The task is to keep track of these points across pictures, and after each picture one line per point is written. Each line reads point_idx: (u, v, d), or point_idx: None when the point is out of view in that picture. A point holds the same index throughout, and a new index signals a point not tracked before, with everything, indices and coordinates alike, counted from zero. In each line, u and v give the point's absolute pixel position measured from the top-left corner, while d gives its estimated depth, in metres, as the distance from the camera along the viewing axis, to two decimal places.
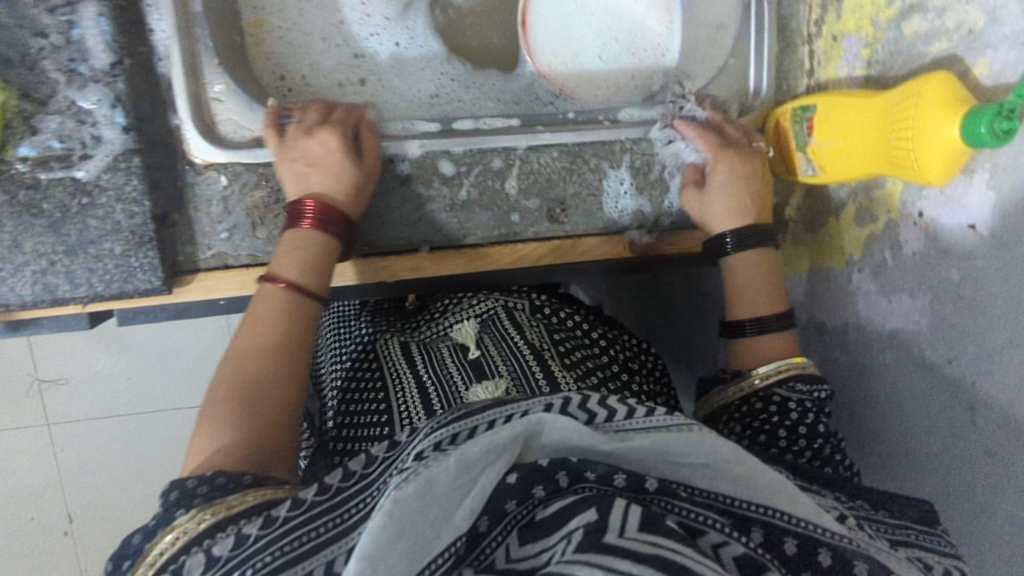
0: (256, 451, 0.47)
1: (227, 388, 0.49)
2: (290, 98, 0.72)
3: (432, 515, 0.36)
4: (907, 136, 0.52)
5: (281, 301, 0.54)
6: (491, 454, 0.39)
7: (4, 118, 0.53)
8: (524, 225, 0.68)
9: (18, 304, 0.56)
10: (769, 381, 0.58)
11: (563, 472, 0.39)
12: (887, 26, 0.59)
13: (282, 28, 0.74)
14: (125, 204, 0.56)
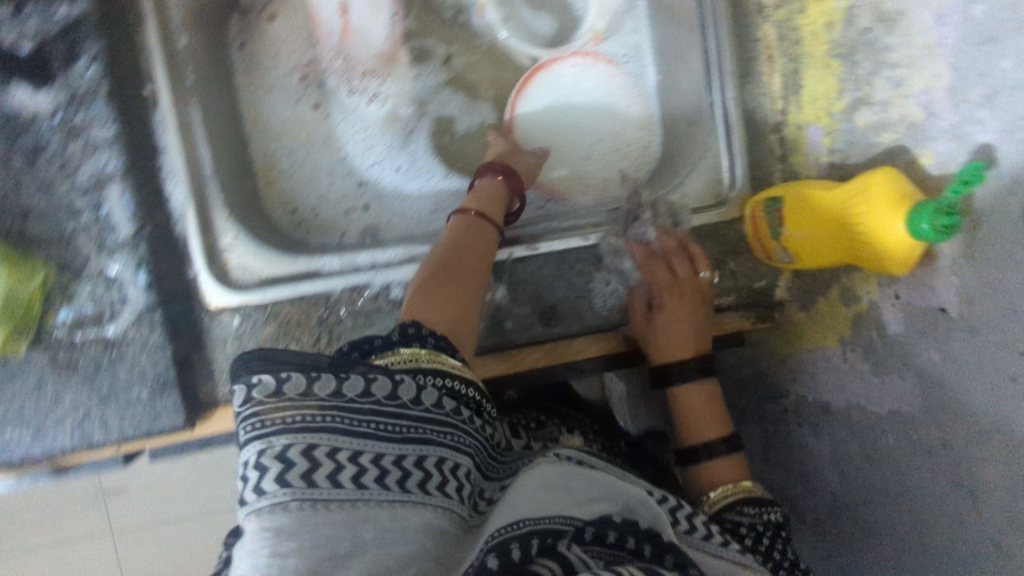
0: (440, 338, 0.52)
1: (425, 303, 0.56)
2: (301, 229, 0.78)
3: (547, 500, 0.42)
4: (864, 231, 0.54)
5: (466, 251, 0.63)
6: (607, 497, 0.44)
7: (44, 291, 0.60)
8: (518, 332, 0.71)
9: (59, 453, 0.62)
10: (719, 506, 0.60)
11: (647, 543, 0.41)
12: (841, 117, 0.63)
13: (292, 169, 0.80)
14: (150, 352, 0.62)
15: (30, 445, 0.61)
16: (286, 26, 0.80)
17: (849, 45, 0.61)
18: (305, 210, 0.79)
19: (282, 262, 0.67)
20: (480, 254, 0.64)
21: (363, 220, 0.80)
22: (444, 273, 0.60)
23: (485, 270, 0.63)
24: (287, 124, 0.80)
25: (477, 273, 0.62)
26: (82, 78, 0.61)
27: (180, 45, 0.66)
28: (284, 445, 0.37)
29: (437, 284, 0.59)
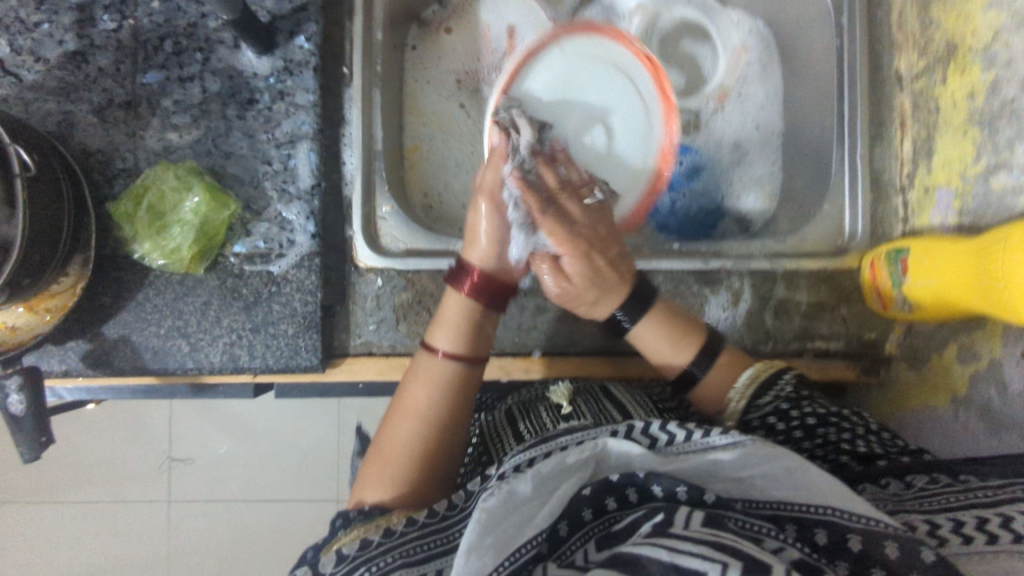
0: (421, 489, 0.59)
1: (394, 448, 0.60)
2: (431, 216, 0.85)
3: (512, 524, 0.44)
4: (997, 276, 0.58)
5: (438, 395, 0.62)
6: (581, 465, 0.48)
7: (230, 223, 0.68)
8: (629, 339, 0.75)
9: (206, 369, 0.68)
10: (746, 399, 0.63)
11: (633, 489, 0.47)
12: (975, 180, 0.66)
13: (432, 154, 0.87)
14: (303, 293, 0.69)
15: (186, 356, 0.68)
16: (461, 40, 0.88)
17: (990, 113, 0.64)
18: (435, 195, 0.86)
19: (426, 237, 0.73)
20: (458, 390, 0.63)
21: None
22: (411, 437, 0.60)
23: (465, 409, 0.63)
24: (444, 116, 0.87)
25: (457, 410, 0.62)
26: (301, 51, 0.70)
27: (377, 37, 0.73)
28: (329, 568, 0.49)
29: (391, 467, 0.59)
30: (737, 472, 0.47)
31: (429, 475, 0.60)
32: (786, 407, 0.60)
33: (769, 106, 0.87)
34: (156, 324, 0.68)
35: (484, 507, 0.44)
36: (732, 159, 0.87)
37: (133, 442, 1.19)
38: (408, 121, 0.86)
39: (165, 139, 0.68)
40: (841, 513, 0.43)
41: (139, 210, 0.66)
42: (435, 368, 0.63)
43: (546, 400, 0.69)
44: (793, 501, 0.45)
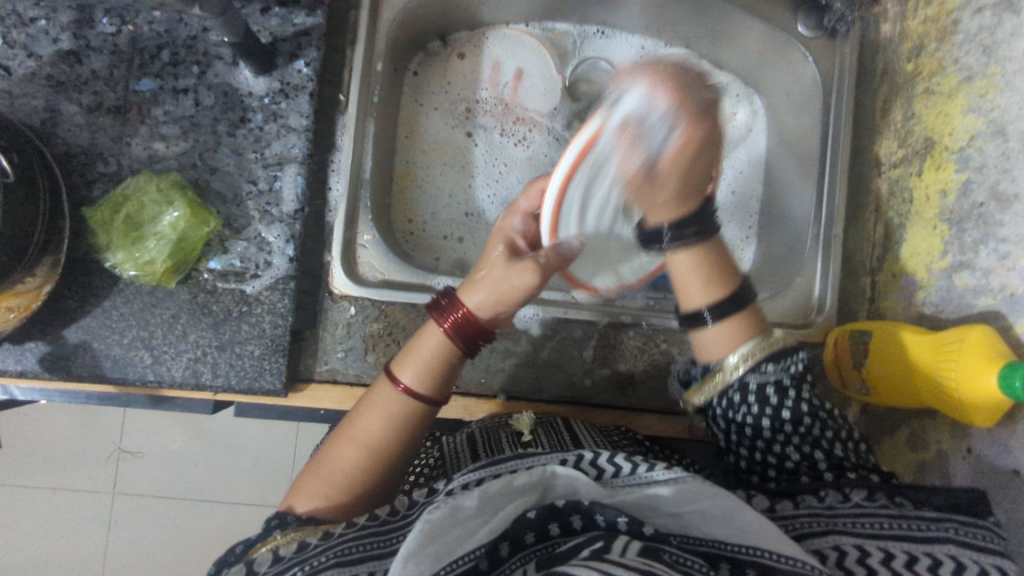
0: (348, 502, 0.57)
1: (327, 463, 0.58)
2: (410, 241, 0.87)
3: (454, 535, 0.42)
4: (951, 373, 0.60)
5: (385, 425, 0.59)
6: (528, 488, 0.46)
7: (207, 239, 0.68)
8: (594, 391, 0.76)
9: (168, 383, 0.67)
10: (740, 373, 0.55)
11: (577, 515, 0.46)
12: (939, 275, 0.69)
13: (424, 179, 0.90)
14: (274, 316, 0.69)
15: (146, 368, 0.67)
16: (468, 65, 0.91)
17: (960, 213, 0.66)
18: (419, 223, 0.88)
19: (404, 270, 0.73)
20: (411, 424, 0.60)
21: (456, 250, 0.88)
22: (352, 461, 0.58)
23: (410, 441, 0.61)
24: (437, 142, 0.90)
25: (407, 441, 0.60)
26: (299, 75, 0.71)
27: (377, 69, 0.74)
28: (263, 568, 0.47)
29: (325, 484, 0.56)
30: (674, 508, 0.47)
31: (359, 497, 0.57)
32: (770, 396, 0.54)
33: (747, 170, 0.89)
34: (121, 332, 0.67)
35: (428, 517, 0.42)
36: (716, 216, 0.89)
37: (82, 434, 1.16)
38: (402, 146, 0.89)
39: (151, 149, 0.68)
40: (768, 555, 0.44)
41: (116, 218, 0.66)
42: (389, 399, 0.60)
43: (506, 427, 0.68)
44: (729, 542, 0.45)
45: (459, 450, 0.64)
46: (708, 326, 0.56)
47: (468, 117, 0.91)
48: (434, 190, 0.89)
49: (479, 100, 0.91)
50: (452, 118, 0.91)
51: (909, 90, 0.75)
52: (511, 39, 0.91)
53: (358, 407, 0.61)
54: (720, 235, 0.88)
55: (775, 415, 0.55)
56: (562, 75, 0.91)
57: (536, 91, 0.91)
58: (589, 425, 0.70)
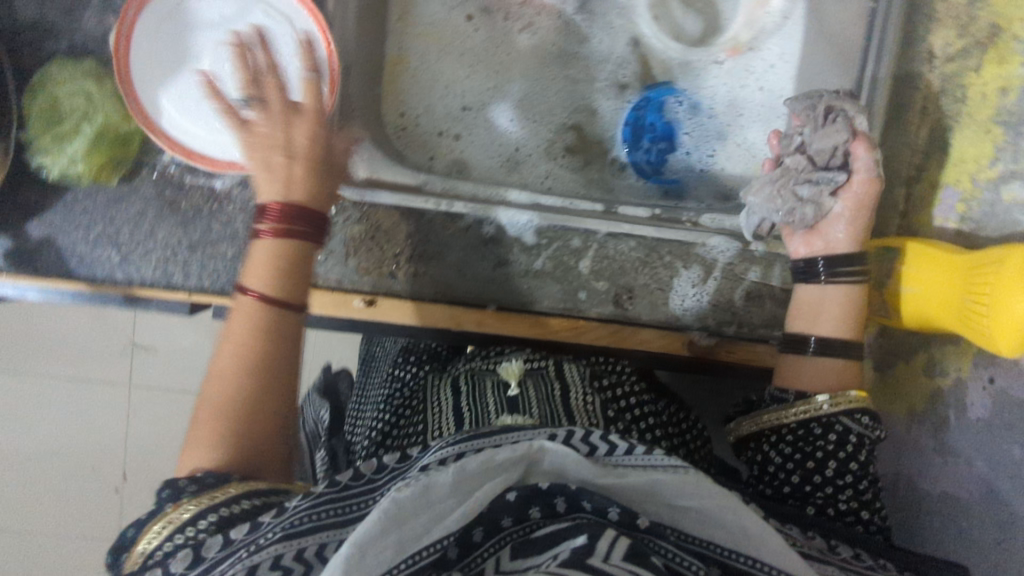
0: (263, 456, 0.48)
1: (216, 403, 0.48)
2: (402, 136, 0.81)
3: (422, 521, 0.38)
4: (982, 301, 0.54)
5: (262, 338, 0.50)
6: (512, 463, 0.42)
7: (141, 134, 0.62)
8: (589, 304, 0.71)
9: (138, 283, 0.64)
10: (835, 411, 0.56)
11: (561, 498, 0.42)
12: (987, 186, 0.65)
13: (417, 69, 0.81)
14: (246, 216, 0.64)
15: (115, 267, 0.64)
16: None
17: None
18: (411, 117, 0.81)
19: (389, 169, 0.69)
20: (290, 336, 0.52)
21: (452, 148, 0.82)
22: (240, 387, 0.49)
23: (278, 349, 0.51)
24: (434, 27, 0.81)
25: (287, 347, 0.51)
26: None
27: None
28: (212, 553, 0.41)
29: (250, 399, 0.49)
30: (676, 499, 0.43)
31: (271, 436, 0.49)
32: (828, 442, 0.56)
33: (779, 65, 0.81)
34: (85, 229, 0.63)
35: (396, 496, 0.38)
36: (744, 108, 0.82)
37: (83, 330, 1.12)
38: (394, 29, 0.81)
39: (104, 25, 0.62)
40: (744, 559, 0.42)
41: (34, 110, 0.60)
42: (251, 310, 0.51)
43: (494, 375, 0.67)
44: (728, 547, 0.42)
45: (445, 408, 0.63)
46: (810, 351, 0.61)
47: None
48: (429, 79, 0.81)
49: None
50: None
51: None
52: None
53: (220, 337, 0.51)
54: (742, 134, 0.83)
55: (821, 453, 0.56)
56: None
57: None
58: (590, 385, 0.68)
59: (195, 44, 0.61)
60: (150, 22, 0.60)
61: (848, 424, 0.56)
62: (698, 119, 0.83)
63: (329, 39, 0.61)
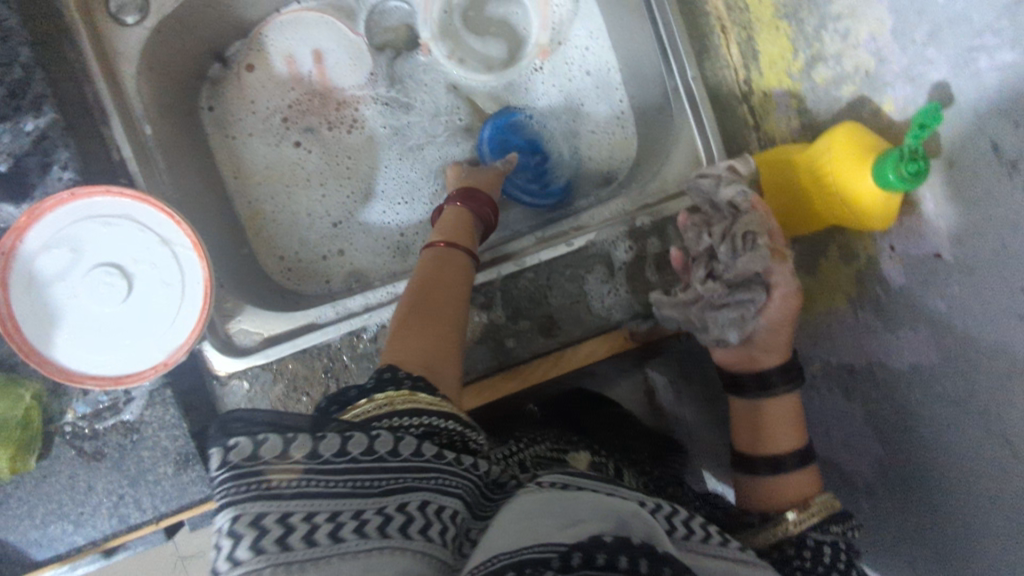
0: (422, 372, 0.48)
1: (423, 361, 0.49)
2: (292, 277, 0.81)
3: (519, 528, 0.36)
4: (834, 188, 0.55)
5: (447, 299, 0.56)
6: (602, 513, 0.39)
7: (39, 404, 0.62)
8: (520, 348, 0.71)
9: (101, 539, 0.64)
10: (803, 527, 0.54)
11: (646, 559, 0.35)
12: (801, 77, 0.63)
13: (276, 212, 0.82)
14: (168, 430, 0.65)
15: (73, 535, 0.64)
16: (264, 75, 0.82)
17: None
18: (291, 255, 0.82)
19: (281, 320, 0.70)
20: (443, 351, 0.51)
21: (342, 264, 0.82)
22: (453, 309, 0.55)
23: (456, 301, 0.57)
24: (271, 167, 0.82)
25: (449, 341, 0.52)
26: (60, 183, 0.63)
27: (146, 131, 0.68)
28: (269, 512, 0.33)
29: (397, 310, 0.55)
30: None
31: (448, 365, 0.51)
32: (829, 556, 0.53)
33: (592, 45, 0.83)
34: (29, 515, 0.63)
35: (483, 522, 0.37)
36: (583, 96, 0.84)
37: None
38: (237, 187, 0.82)
39: None
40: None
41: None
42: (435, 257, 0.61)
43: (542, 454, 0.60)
44: None
45: (501, 461, 0.56)
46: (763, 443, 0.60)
47: (287, 127, 0.83)
48: (290, 214, 0.82)
49: (292, 105, 0.83)
50: (270, 134, 0.83)
51: None
52: (290, 24, 0.82)
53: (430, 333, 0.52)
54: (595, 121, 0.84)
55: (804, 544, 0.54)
56: (358, 36, 0.83)
57: (344, 62, 0.83)
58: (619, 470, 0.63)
59: (68, 293, 0.62)
60: (21, 296, 0.61)
61: (818, 537, 0.54)
62: (547, 125, 0.84)
63: (172, 229, 0.63)
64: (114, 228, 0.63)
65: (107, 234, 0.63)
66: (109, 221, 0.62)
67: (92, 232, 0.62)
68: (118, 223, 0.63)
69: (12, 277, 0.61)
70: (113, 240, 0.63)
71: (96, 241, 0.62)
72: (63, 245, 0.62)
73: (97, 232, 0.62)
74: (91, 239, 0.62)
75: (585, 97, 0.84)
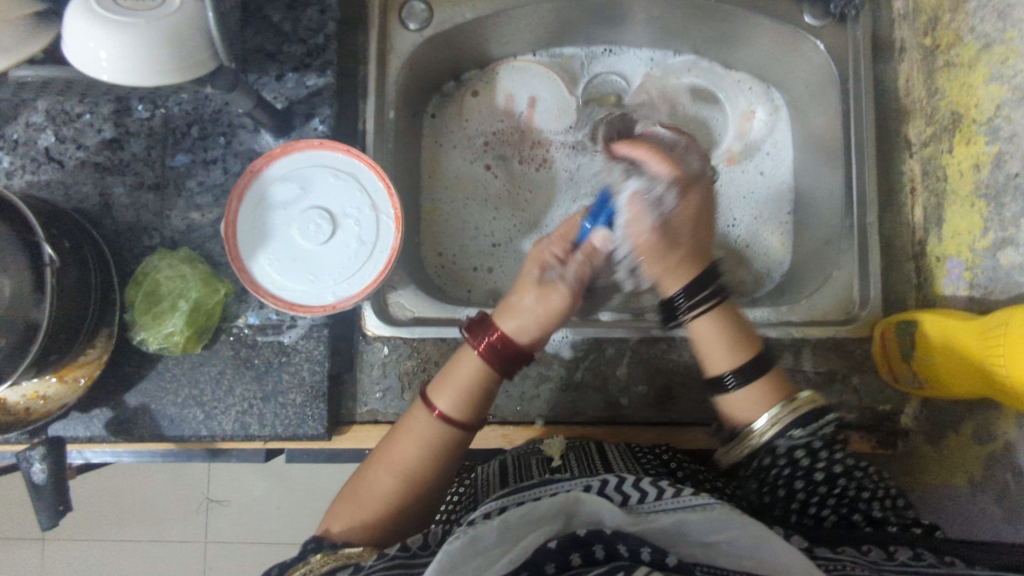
0: (380, 525, 0.60)
1: (391, 478, 0.61)
2: (442, 274, 0.88)
3: (472, 566, 0.43)
4: (1000, 359, 0.57)
5: (421, 452, 0.62)
6: (551, 515, 0.46)
7: (225, 302, 0.72)
8: (631, 409, 0.75)
9: (219, 436, 0.71)
10: (769, 436, 0.57)
11: (599, 544, 0.44)
12: (983, 254, 0.65)
13: (449, 214, 0.90)
14: (311, 363, 0.72)
15: (200, 424, 0.71)
16: (483, 101, 0.91)
17: (996, 187, 0.63)
18: (449, 255, 0.89)
19: (433, 306, 0.76)
20: (444, 449, 0.62)
21: (488, 280, 0.89)
22: (435, 490, 0.62)
23: (448, 465, 0.63)
24: (460, 178, 0.91)
25: (441, 464, 0.62)
26: (314, 133, 0.75)
27: (389, 117, 0.79)
28: None
29: (364, 511, 0.60)
30: (705, 537, 0.45)
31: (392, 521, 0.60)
32: (802, 459, 0.56)
33: (775, 154, 0.87)
34: (174, 392, 0.71)
35: (447, 548, 0.43)
36: (755, 195, 0.87)
37: (165, 487, 1.17)
38: (428, 182, 0.90)
39: (188, 219, 0.74)
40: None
41: (138, 296, 0.70)
42: (427, 426, 0.62)
43: (537, 454, 0.67)
44: (757, 573, 0.43)
45: (489, 479, 0.64)
46: (734, 391, 0.59)
47: (486, 150, 0.91)
48: (462, 220, 0.90)
49: (496, 133, 0.92)
50: (471, 150, 0.91)
51: (930, 67, 0.72)
52: (519, 69, 0.91)
53: (400, 429, 0.63)
54: (760, 222, 0.86)
55: (807, 477, 0.56)
56: (573, 95, 0.91)
57: (552, 113, 0.91)
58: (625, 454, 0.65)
59: (284, 220, 0.72)
60: (247, 210, 0.71)
61: (788, 442, 0.56)
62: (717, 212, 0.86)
63: (385, 198, 0.72)
64: (338, 178, 0.72)
65: (329, 183, 0.72)
66: (336, 169, 0.72)
67: (320, 177, 0.72)
68: (342, 177, 0.72)
69: (247, 190, 0.72)
70: (333, 191, 0.72)
71: (316, 186, 0.72)
72: (297, 181, 0.72)
73: (323, 179, 0.72)
74: (318, 181, 0.72)
75: (755, 196, 0.87)
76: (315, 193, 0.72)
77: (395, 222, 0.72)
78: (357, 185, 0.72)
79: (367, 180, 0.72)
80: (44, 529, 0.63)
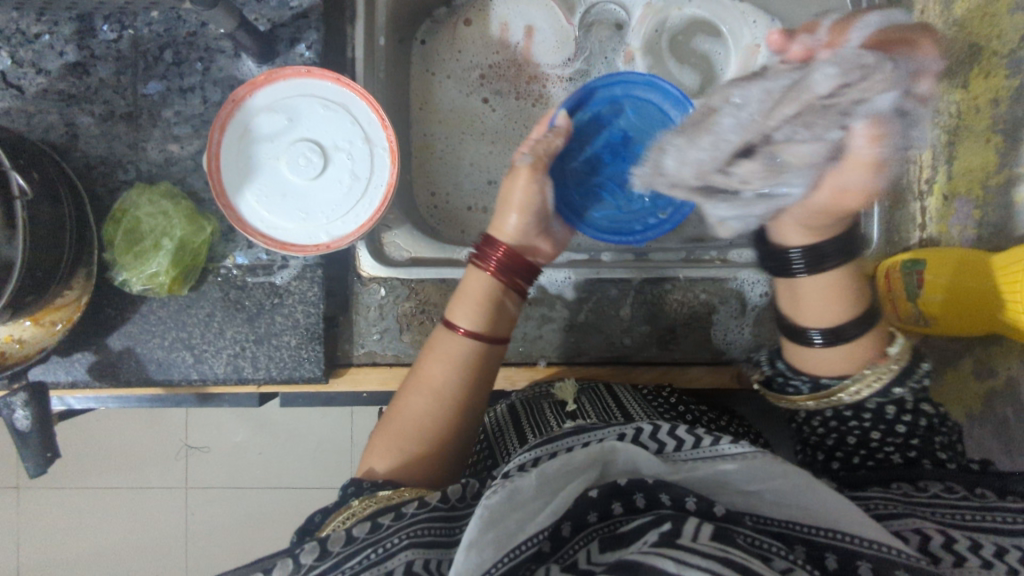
0: (421, 456, 0.58)
1: (424, 403, 0.59)
2: (435, 214, 0.85)
3: (513, 521, 0.42)
4: (1020, 294, 0.58)
5: (452, 370, 0.60)
6: (588, 465, 0.46)
7: (210, 241, 0.68)
8: (634, 350, 0.74)
9: (211, 380, 0.69)
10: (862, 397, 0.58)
11: (640, 494, 0.44)
12: (997, 191, 0.66)
13: (443, 150, 0.86)
14: (306, 305, 0.69)
15: (190, 367, 0.68)
16: (478, 30, 0.86)
17: (1013, 122, 0.64)
18: (441, 195, 0.86)
19: (432, 246, 0.73)
20: (474, 369, 0.61)
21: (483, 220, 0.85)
22: (473, 414, 0.61)
23: (483, 386, 0.62)
24: (454, 111, 0.86)
25: (475, 386, 0.61)
26: (301, 59, 0.70)
27: (381, 43, 0.74)
28: (337, 548, 0.44)
29: (401, 442, 0.58)
30: (744, 485, 0.46)
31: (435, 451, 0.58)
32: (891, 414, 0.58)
33: None
34: (161, 335, 0.68)
35: (488, 502, 0.42)
36: None
37: (142, 436, 1.14)
38: (419, 117, 0.86)
39: (166, 151, 0.69)
40: (849, 538, 0.42)
41: (118, 234, 0.66)
42: (453, 345, 0.61)
43: (548, 397, 0.66)
44: (799, 521, 0.44)
45: (504, 426, 0.63)
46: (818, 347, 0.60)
47: (481, 82, 0.87)
48: (455, 157, 0.86)
49: (491, 65, 0.87)
50: (464, 82, 0.87)
51: None
52: None
53: (426, 355, 0.62)
54: None
55: (889, 431, 0.58)
56: (571, 24, 0.85)
57: (550, 43, 0.86)
58: (636, 396, 0.65)
59: (273, 154, 0.67)
60: (231, 142, 0.67)
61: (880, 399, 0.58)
62: None
63: (384, 130, 0.68)
64: (330, 95, 0.68)
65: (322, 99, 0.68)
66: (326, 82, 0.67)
67: (306, 106, 0.68)
68: (329, 106, 0.68)
69: (230, 122, 0.67)
70: (325, 123, 0.68)
71: (303, 111, 0.68)
72: (284, 113, 0.67)
73: (311, 97, 0.68)
74: (305, 100, 0.68)
75: None
76: (304, 123, 0.68)
77: (392, 155, 0.68)
78: (351, 118, 0.68)
79: (361, 106, 0.68)
80: (32, 477, 0.62)
